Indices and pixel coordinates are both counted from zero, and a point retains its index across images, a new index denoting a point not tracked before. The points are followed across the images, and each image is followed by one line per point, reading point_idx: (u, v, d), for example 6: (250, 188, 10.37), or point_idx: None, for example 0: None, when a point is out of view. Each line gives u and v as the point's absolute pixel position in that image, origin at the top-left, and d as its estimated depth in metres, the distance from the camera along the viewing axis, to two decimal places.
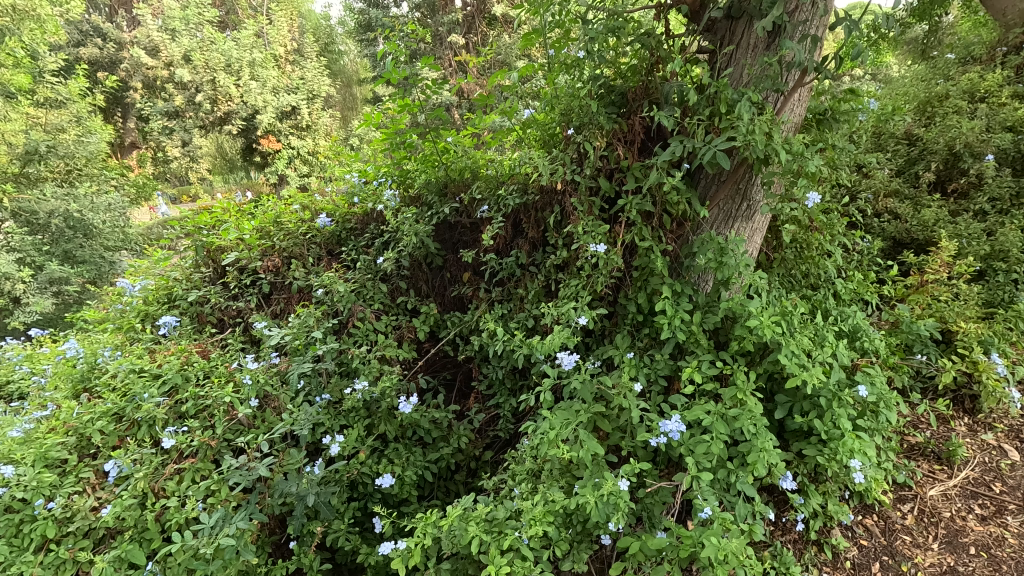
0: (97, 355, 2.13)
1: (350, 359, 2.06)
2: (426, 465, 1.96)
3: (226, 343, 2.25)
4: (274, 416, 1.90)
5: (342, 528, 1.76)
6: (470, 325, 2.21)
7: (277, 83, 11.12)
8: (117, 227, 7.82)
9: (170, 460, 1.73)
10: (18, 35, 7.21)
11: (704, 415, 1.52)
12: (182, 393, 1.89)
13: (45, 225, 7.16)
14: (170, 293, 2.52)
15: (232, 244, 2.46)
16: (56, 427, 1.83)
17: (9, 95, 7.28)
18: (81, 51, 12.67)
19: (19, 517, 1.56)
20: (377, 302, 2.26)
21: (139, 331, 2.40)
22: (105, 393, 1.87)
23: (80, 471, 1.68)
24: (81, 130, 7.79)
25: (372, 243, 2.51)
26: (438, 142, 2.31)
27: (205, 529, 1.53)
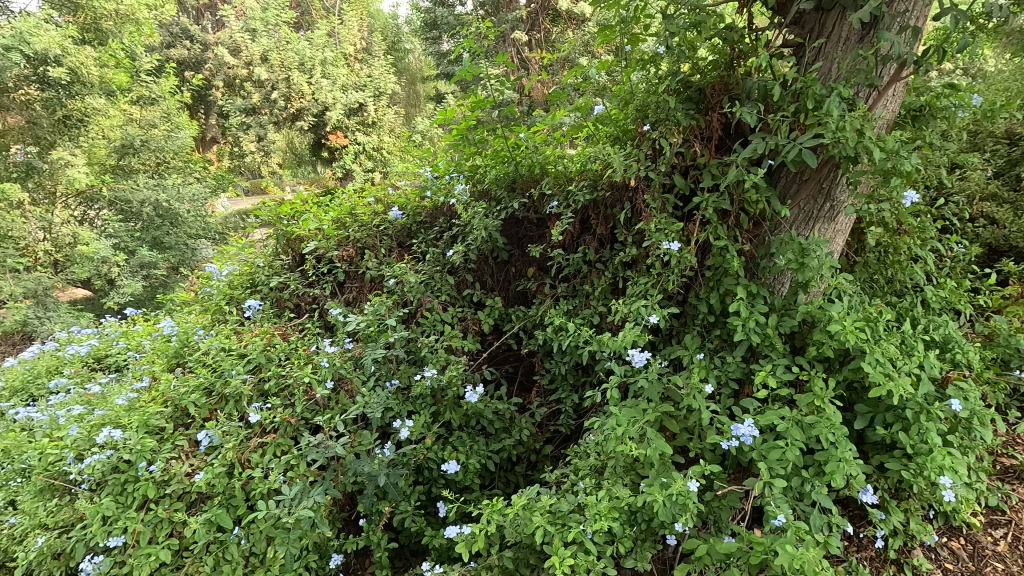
0: (190, 333, 2.31)
1: (418, 347, 2.13)
2: (488, 455, 2.00)
3: (304, 327, 2.36)
4: (347, 398, 1.99)
5: (409, 510, 1.83)
6: (536, 319, 2.22)
7: (347, 82, 11.49)
8: (199, 217, 8.40)
9: (254, 434, 1.85)
10: (119, 37, 7.63)
11: (778, 420, 1.48)
12: (265, 371, 2.01)
13: (138, 214, 7.76)
14: (253, 279, 2.67)
15: (311, 234, 2.59)
16: (155, 397, 2.00)
17: (110, 93, 7.57)
18: (171, 51, 13.60)
19: (125, 477, 1.73)
20: (444, 293, 2.32)
21: (225, 313, 2.57)
22: (198, 369, 2.02)
23: (175, 438, 1.83)
24: (170, 126, 8.44)
25: (441, 236, 2.57)
26: (509, 139, 2.35)
27: (285, 501, 1.64)
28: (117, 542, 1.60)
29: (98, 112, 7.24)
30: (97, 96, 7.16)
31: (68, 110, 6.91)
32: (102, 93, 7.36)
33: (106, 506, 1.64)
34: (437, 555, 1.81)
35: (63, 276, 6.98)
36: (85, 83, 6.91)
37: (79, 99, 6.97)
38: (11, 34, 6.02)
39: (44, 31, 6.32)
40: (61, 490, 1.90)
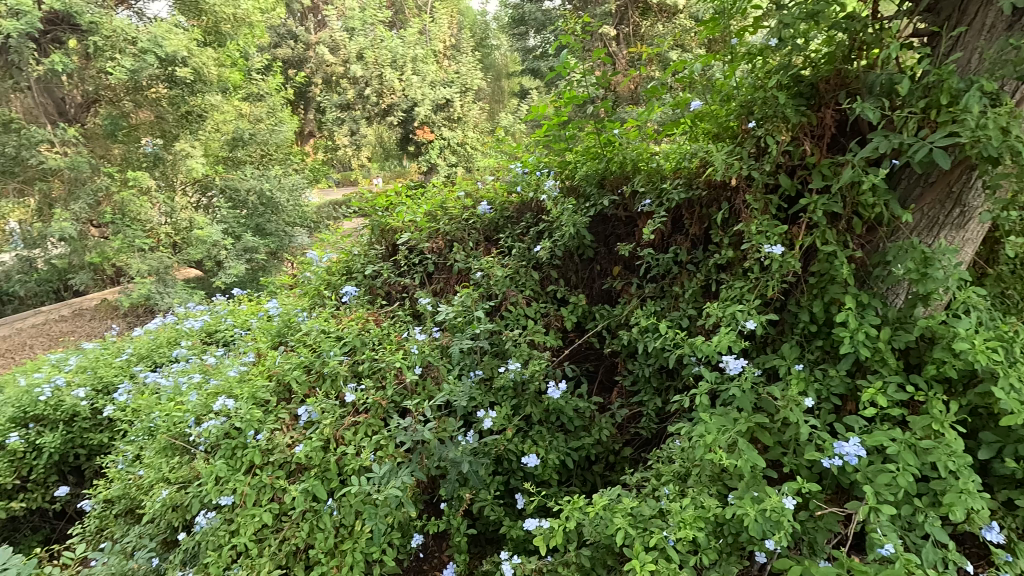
0: (293, 314, 2.48)
1: (502, 340, 2.15)
2: (567, 451, 2.00)
3: (395, 314, 2.46)
4: (434, 384, 2.05)
5: (488, 499, 1.87)
6: (621, 319, 2.18)
7: (435, 78, 11.99)
8: (297, 206, 9.02)
9: (348, 413, 1.97)
10: (235, 40, 8.32)
11: (888, 441, 1.37)
12: (360, 354, 2.12)
13: (244, 202, 8.45)
14: (349, 266, 2.82)
15: (405, 226, 2.70)
16: (263, 371, 2.18)
17: (225, 90, 8.34)
18: (278, 51, 14.59)
19: (235, 443, 1.90)
20: (529, 288, 2.33)
21: (324, 298, 2.73)
22: (300, 348, 2.17)
23: (279, 412, 1.98)
24: (274, 121, 9.10)
25: (528, 231, 2.59)
26: (602, 135, 2.30)
27: (375, 478, 1.73)
28: (228, 501, 1.76)
29: (214, 109, 7.83)
30: (215, 93, 7.74)
31: (190, 106, 7.54)
32: (219, 90, 8.09)
33: (219, 468, 1.81)
34: (513, 546, 1.84)
35: (181, 256, 7.70)
36: (205, 81, 7.49)
37: (199, 96, 7.57)
38: (147, 38, 6.71)
39: (174, 35, 6.94)
40: (181, 449, 2.12)
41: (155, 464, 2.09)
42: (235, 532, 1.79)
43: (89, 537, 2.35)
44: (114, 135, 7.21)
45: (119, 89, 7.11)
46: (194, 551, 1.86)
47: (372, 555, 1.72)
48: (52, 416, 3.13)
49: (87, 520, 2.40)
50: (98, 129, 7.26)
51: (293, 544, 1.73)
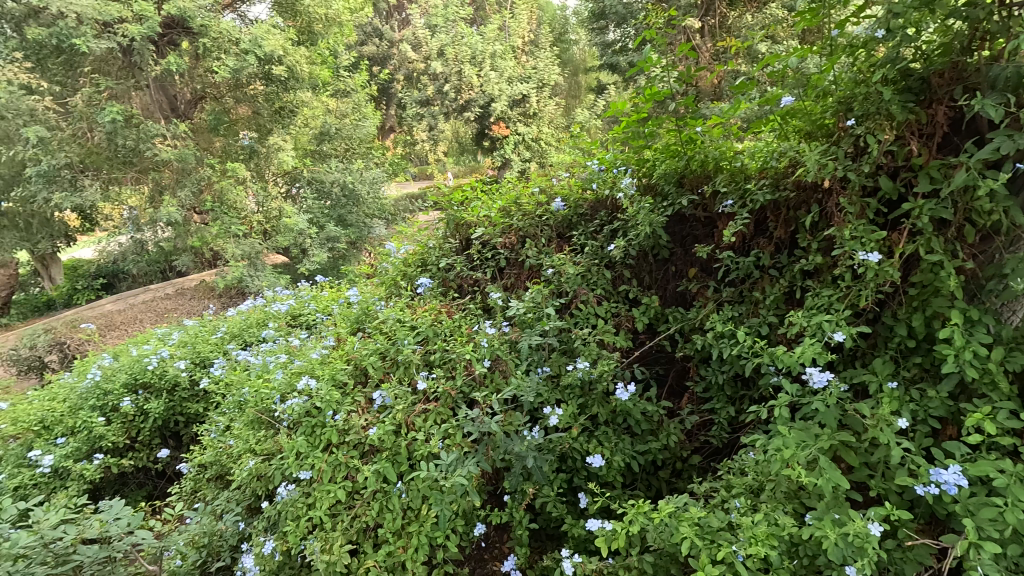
0: (371, 303, 2.59)
1: (572, 338, 2.14)
2: (633, 455, 1.96)
3: (467, 307, 2.51)
4: (501, 378, 2.08)
5: (551, 495, 1.88)
6: (696, 323, 2.11)
7: (512, 74, 12.15)
8: (376, 199, 9.43)
9: (419, 400, 2.03)
10: (325, 39, 8.78)
11: (996, 473, 1.25)
12: (432, 344, 2.19)
13: (328, 193, 8.91)
14: (424, 259, 2.89)
15: (479, 221, 2.74)
16: (342, 356, 2.29)
17: (315, 87, 8.81)
18: (365, 49, 15.24)
19: (315, 421, 2.02)
20: (600, 287, 2.31)
21: (400, 287, 2.82)
22: (376, 335, 2.26)
23: (355, 395, 2.08)
24: (359, 116, 9.51)
25: (601, 230, 2.56)
26: (683, 133, 2.19)
27: (442, 465, 1.78)
28: (306, 475, 1.88)
29: (304, 105, 8.49)
30: (305, 90, 8.34)
31: (283, 101, 8.16)
32: (310, 87, 8.57)
33: (300, 444, 1.93)
34: (574, 544, 1.84)
35: (270, 243, 8.21)
36: (297, 78, 7.95)
37: (291, 93, 8.14)
38: (249, 39, 7.18)
39: (272, 36, 7.39)
40: (267, 423, 2.28)
41: (244, 436, 2.27)
42: (312, 505, 1.91)
43: (185, 496, 2.60)
44: (216, 129, 7.83)
45: (222, 87, 7.77)
46: (274, 519, 2.00)
47: (436, 539, 1.77)
48: (158, 384, 3.46)
49: (184, 482, 2.65)
50: (204, 123, 7.89)
51: (364, 521, 1.82)
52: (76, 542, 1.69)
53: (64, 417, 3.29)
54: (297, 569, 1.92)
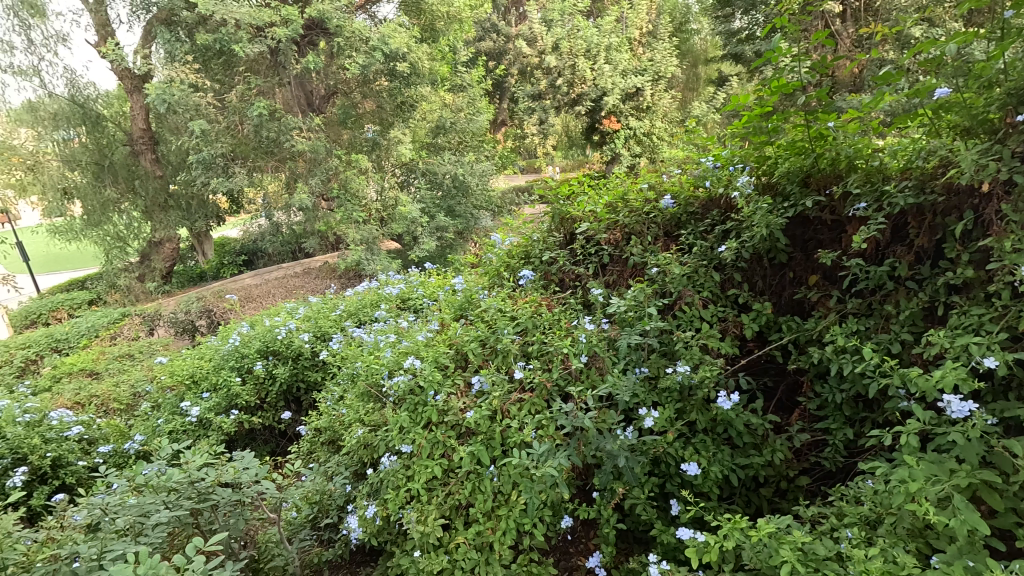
0: (474, 291, 2.68)
1: (673, 340, 2.08)
2: (733, 467, 1.87)
3: (567, 301, 2.51)
4: (597, 375, 2.07)
5: (642, 498, 1.84)
6: (813, 334, 1.95)
7: (628, 66, 11.85)
8: (484, 190, 9.68)
9: (515, 389, 2.08)
10: (445, 36, 9.18)
11: None
12: (531, 335, 2.22)
13: (440, 184, 9.29)
14: (528, 251, 2.90)
15: (585, 216, 2.72)
16: (445, 340, 2.40)
17: (434, 82, 9.23)
18: (483, 45, 15.71)
19: (418, 399, 2.14)
20: (707, 289, 2.21)
21: (503, 278, 2.88)
22: (478, 323, 2.34)
23: (455, 378, 2.17)
24: (473, 110, 9.79)
25: (712, 229, 2.44)
26: (813, 128, 2.03)
27: (534, 455, 1.82)
28: (407, 449, 2.01)
29: (422, 99, 8.91)
30: (425, 85, 8.77)
31: (404, 96, 8.66)
32: (430, 82, 8.98)
33: (403, 419, 2.07)
34: (662, 550, 1.79)
35: (386, 229, 8.71)
36: (418, 74, 8.39)
37: (413, 88, 8.60)
38: (378, 38, 7.69)
39: (398, 34, 7.86)
40: (375, 397, 2.46)
41: (356, 406, 2.46)
42: (411, 477, 2.03)
43: (302, 455, 2.88)
44: (345, 122, 8.60)
45: (351, 83, 8.45)
46: (376, 486, 2.16)
47: (523, 526, 1.82)
48: (285, 352, 3.86)
49: (302, 443, 2.93)
50: (334, 117, 8.69)
51: (457, 499, 1.91)
52: (215, 484, 1.95)
53: (209, 374, 3.77)
54: (394, 535, 2.07)
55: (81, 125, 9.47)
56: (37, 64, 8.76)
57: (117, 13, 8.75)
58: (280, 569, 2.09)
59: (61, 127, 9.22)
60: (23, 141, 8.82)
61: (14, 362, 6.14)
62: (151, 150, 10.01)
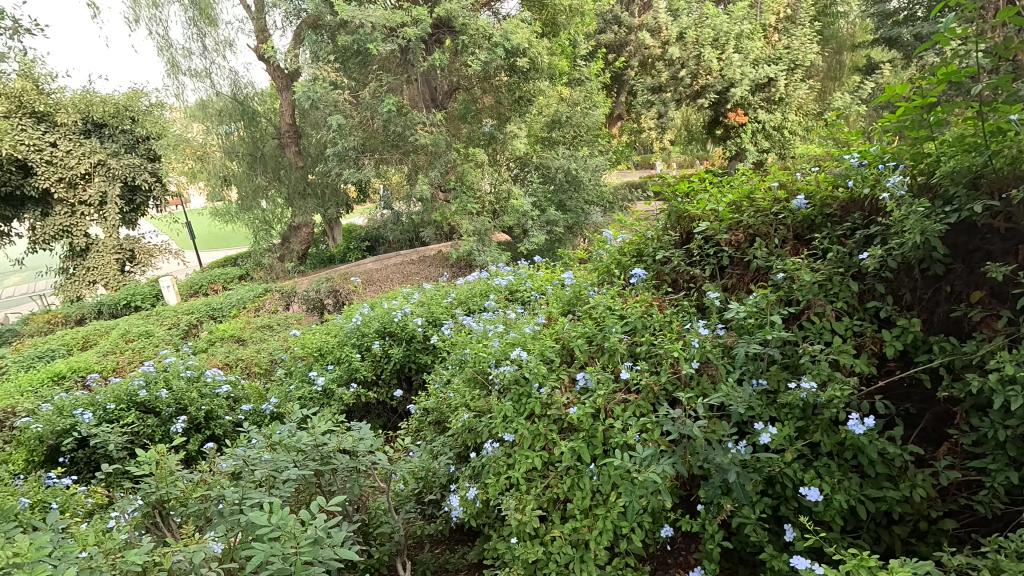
0: (583, 287, 2.65)
1: (798, 352, 1.91)
2: (861, 498, 1.68)
3: (680, 304, 2.39)
4: (709, 383, 1.96)
5: (752, 518, 1.72)
6: (972, 358, 1.69)
7: (759, 55, 11.52)
8: (596, 186, 9.56)
9: (621, 390, 2.03)
10: (566, 29, 9.37)
11: None
12: (640, 336, 2.16)
13: (553, 179, 9.25)
14: (641, 249, 2.79)
15: (704, 214, 2.55)
16: (551, 334, 2.41)
17: (553, 76, 9.27)
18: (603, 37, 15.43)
19: (522, 391, 2.16)
20: (842, 299, 2.00)
21: (613, 276, 2.81)
22: (586, 319, 2.31)
23: (559, 373, 2.16)
24: (590, 105, 9.55)
25: (852, 234, 2.20)
26: (990, 122, 1.79)
27: (637, 458, 1.77)
28: (510, 438, 2.06)
29: (540, 93, 8.98)
30: (543, 79, 8.86)
31: (523, 91, 8.84)
32: (548, 77, 9.05)
33: (507, 408, 2.10)
34: None
35: (498, 221, 8.93)
36: (537, 69, 8.48)
37: (531, 83, 8.73)
38: (500, 34, 7.86)
39: (520, 30, 7.98)
40: (481, 384, 2.53)
41: (463, 391, 2.55)
42: (511, 465, 2.08)
43: (410, 432, 3.06)
44: (466, 117, 8.94)
45: (473, 78, 8.68)
46: (478, 470, 2.24)
47: (621, 529, 1.78)
48: (400, 334, 4.10)
49: (411, 421, 3.11)
50: (456, 112, 9.05)
51: (556, 493, 1.92)
52: (336, 449, 2.12)
53: (334, 349, 4.12)
54: (491, 519, 2.13)
55: (240, 120, 10.62)
56: (208, 66, 10.04)
57: (273, 20, 9.75)
58: (386, 536, 2.25)
59: (224, 122, 10.41)
60: (197, 135, 10.48)
61: (181, 325, 7.16)
62: (295, 142, 11.10)
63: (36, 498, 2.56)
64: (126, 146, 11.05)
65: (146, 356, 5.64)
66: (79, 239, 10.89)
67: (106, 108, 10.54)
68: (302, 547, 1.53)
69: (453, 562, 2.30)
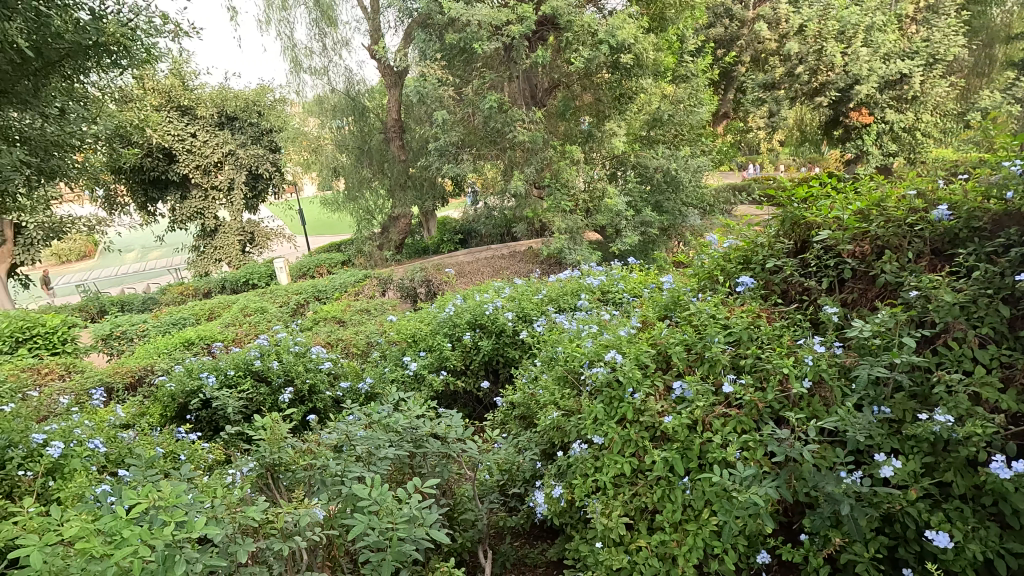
0: (683, 293, 2.54)
1: (930, 381, 1.73)
2: (997, 551, 1.49)
3: (791, 317, 2.23)
4: (821, 405, 1.83)
5: (864, 557, 1.58)
6: None
7: (892, 49, 10.84)
8: (696, 187, 9.16)
9: (722, 403, 1.93)
10: (675, 23, 9.18)
11: None
12: (745, 348, 2.04)
13: (650, 178, 9.00)
14: (749, 256, 2.62)
15: (825, 222, 2.35)
16: (647, 339, 2.34)
17: (657, 73, 9.03)
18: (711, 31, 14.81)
19: (614, 394, 2.11)
20: (988, 325, 1.77)
21: (715, 282, 2.66)
22: (685, 326, 2.22)
23: (654, 379, 2.09)
24: (695, 102, 9.20)
25: (1005, 252, 1.93)
26: None
27: (737, 477, 1.69)
28: (599, 440, 2.02)
29: (642, 91, 8.76)
30: (647, 76, 8.62)
31: (624, 88, 8.67)
32: (652, 74, 8.83)
33: (598, 410, 2.07)
34: None
35: (591, 220, 8.81)
36: (642, 65, 8.27)
37: (634, 80, 8.55)
38: (605, 30, 7.74)
39: (627, 25, 7.81)
40: (571, 384, 2.51)
41: (553, 389, 2.55)
42: (599, 468, 2.05)
43: (496, 424, 3.12)
44: (564, 114, 8.95)
45: (574, 76, 8.67)
46: (564, 468, 2.23)
47: (714, 548, 1.71)
48: (490, 327, 4.18)
49: (496, 413, 3.16)
50: (555, 109, 9.06)
51: (644, 502, 1.88)
52: (429, 434, 2.20)
53: (427, 336, 4.27)
54: (575, 519, 2.12)
55: (350, 115, 11.34)
56: (327, 65, 10.73)
57: (387, 20, 10.25)
58: (469, 523, 2.30)
59: (337, 117, 11.24)
60: (312, 128, 11.58)
61: (291, 303, 7.79)
62: (399, 137, 11.49)
63: (168, 448, 2.89)
64: (253, 138, 12.10)
65: (260, 329, 6.18)
66: (210, 221, 12.14)
67: (239, 102, 11.63)
68: (398, 524, 1.62)
69: (532, 557, 2.32)
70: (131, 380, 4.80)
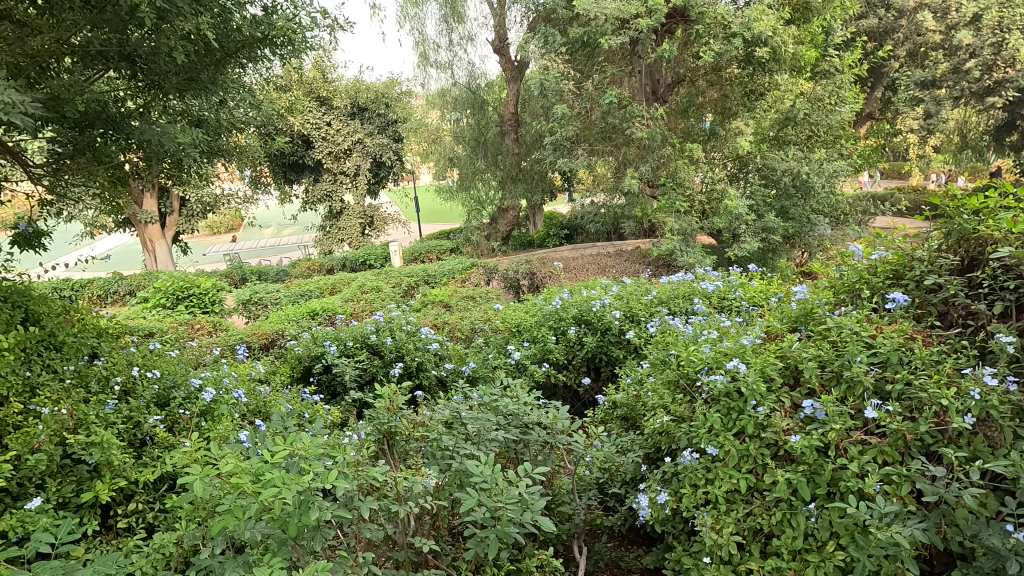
0: (817, 305, 2.33)
1: None
2: None
3: (952, 344, 1.96)
4: (985, 447, 1.61)
5: None
6: None
7: None
8: (829, 193, 8.34)
9: (861, 428, 1.76)
10: (821, 14, 8.44)
11: None
12: (893, 372, 1.82)
13: (777, 182, 8.30)
14: (900, 271, 2.34)
15: (1006, 238, 2.03)
16: (771, 350, 2.17)
17: (796, 68, 8.42)
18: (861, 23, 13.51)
19: (732, 404, 1.99)
20: None
21: (857, 297, 2.41)
22: (820, 340, 2.03)
23: (780, 394, 1.94)
24: (836, 101, 8.33)
25: None
26: None
27: (876, 511, 1.54)
28: (714, 451, 1.92)
29: (778, 87, 8.10)
30: (783, 73, 8.06)
31: (756, 85, 8.16)
32: (789, 69, 8.21)
33: (714, 419, 1.96)
34: None
35: (706, 223, 8.39)
36: (778, 60, 7.71)
37: (768, 75, 7.97)
38: (740, 22, 7.33)
39: (765, 16, 7.33)
40: (683, 389, 2.41)
41: (662, 392, 2.45)
42: (710, 480, 1.96)
43: (597, 421, 3.07)
44: (686, 111, 8.61)
45: (701, 71, 8.28)
46: (671, 475, 2.14)
47: None
48: (595, 324, 4.12)
49: (597, 411, 3.10)
50: (677, 106, 8.71)
51: (759, 522, 1.77)
52: (536, 423, 2.23)
53: (532, 328, 4.32)
54: (680, 528, 2.05)
55: (467, 108, 11.60)
56: (452, 59, 11.16)
57: (512, 15, 10.37)
58: (566, 515, 2.29)
59: (455, 110, 11.58)
60: (433, 119, 12.09)
61: (402, 285, 8.25)
62: (514, 130, 11.64)
63: (296, 406, 3.17)
64: (380, 128, 12.92)
65: (375, 307, 6.61)
66: (336, 203, 13.16)
67: (370, 94, 12.45)
68: (508, 504, 1.66)
69: (626, 561, 2.27)
70: (265, 341, 5.31)
